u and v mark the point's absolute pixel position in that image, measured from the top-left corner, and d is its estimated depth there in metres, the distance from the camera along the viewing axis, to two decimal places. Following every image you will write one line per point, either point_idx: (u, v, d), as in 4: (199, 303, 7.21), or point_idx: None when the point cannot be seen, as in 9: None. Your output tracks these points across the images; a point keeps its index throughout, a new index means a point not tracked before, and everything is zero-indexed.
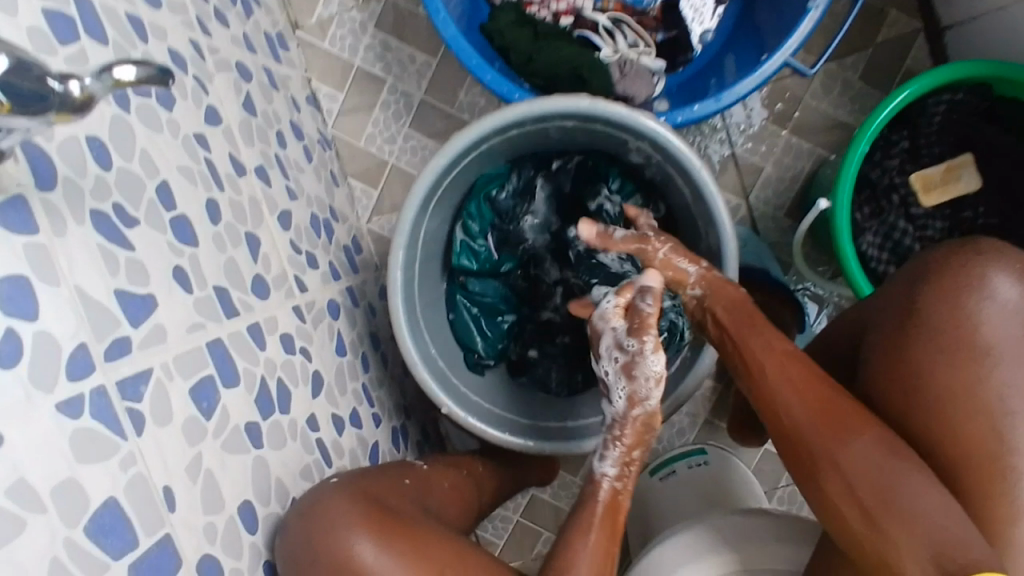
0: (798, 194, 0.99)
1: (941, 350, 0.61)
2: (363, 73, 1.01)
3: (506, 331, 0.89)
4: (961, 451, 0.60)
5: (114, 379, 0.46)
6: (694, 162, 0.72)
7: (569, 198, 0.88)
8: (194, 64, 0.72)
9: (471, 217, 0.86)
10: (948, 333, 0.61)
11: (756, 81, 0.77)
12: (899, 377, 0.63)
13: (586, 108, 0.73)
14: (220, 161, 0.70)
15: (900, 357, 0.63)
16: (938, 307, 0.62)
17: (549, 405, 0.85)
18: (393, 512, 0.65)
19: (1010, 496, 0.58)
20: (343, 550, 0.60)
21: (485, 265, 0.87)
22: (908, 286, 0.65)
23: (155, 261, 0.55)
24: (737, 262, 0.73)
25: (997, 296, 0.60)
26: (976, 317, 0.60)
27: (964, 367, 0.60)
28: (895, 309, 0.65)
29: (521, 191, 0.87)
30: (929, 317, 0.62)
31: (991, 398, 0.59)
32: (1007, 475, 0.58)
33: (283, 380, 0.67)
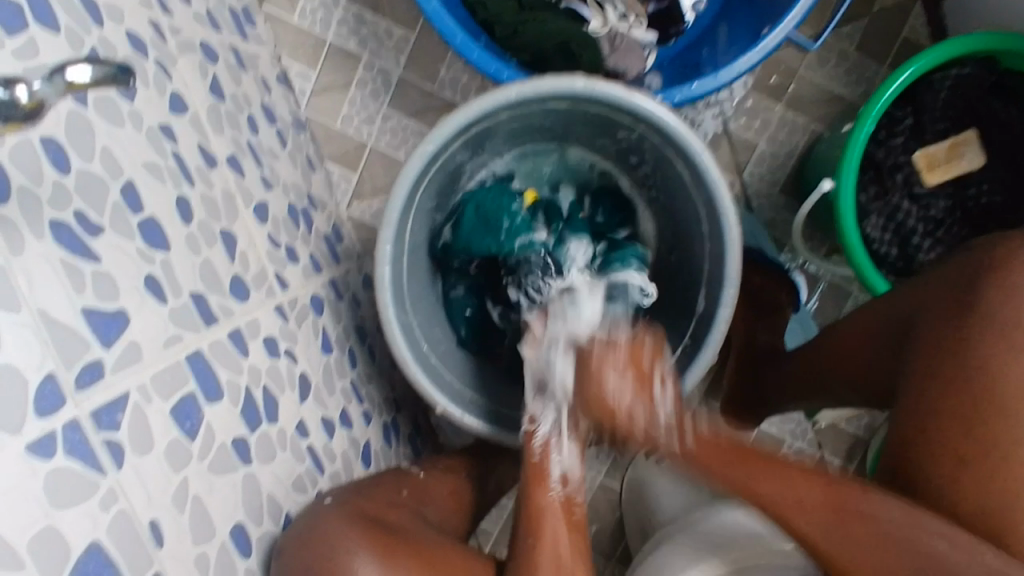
0: (792, 170, 0.97)
1: (998, 339, 0.61)
2: (337, 49, 0.95)
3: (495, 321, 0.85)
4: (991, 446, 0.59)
5: (89, 410, 0.42)
6: (696, 144, 0.69)
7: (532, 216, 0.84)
8: (155, 47, 0.66)
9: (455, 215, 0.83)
10: (1005, 325, 0.61)
11: (756, 57, 0.74)
12: (947, 375, 0.62)
13: (581, 88, 0.68)
14: (189, 153, 0.65)
15: (954, 351, 0.62)
16: (995, 299, 0.62)
17: None
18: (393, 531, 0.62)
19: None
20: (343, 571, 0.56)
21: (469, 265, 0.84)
22: (960, 286, 0.65)
23: (126, 272, 0.51)
24: (740, 246, 0.70)
25: None
26: None
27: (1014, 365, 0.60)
28: (941, 306, 0.65)
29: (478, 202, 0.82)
30: (986, 308, 0.62)
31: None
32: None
33: (268, 389, 0.63)
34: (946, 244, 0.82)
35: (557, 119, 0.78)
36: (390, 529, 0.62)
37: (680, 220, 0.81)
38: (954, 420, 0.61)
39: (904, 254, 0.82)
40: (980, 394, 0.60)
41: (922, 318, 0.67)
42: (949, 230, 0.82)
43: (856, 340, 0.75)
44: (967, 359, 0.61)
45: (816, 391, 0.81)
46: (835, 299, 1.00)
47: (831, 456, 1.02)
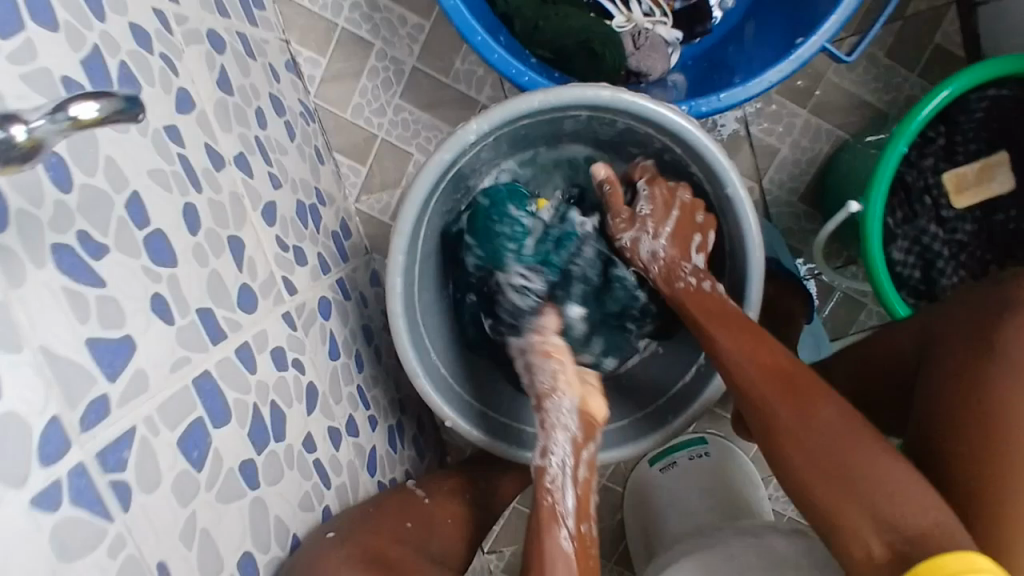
0: (813, 178, 0.94)
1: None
2: (348, 35, 0.91)
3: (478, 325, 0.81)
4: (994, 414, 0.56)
5: (93, 452, 0.41)
6: (723, 162, 0.66)
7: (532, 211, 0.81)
8: (160, 39, 0.62)
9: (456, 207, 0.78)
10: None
11: (788, 68, 0.70)
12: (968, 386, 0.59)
13: (606, 98, 0.65)
14: (195, 155, 0.62)
15: (977, 370, 0.59)
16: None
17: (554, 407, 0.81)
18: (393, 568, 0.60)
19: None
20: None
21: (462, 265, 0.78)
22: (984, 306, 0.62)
23: (131, 294, 0.48)
24: (762, 273, 0.68)
25: None
26: None
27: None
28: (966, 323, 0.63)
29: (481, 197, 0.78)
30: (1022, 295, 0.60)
31: None
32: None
33: (276, 404, 0.62)
34: (969, 269, 0.80)
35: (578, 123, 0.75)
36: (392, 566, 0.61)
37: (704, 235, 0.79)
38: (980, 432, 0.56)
39: (928, 277, 0.80)
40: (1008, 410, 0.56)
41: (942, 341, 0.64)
42: (972, 253, 0.80)
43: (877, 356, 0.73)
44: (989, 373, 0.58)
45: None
46: (849, 311, 0.98)
47: None
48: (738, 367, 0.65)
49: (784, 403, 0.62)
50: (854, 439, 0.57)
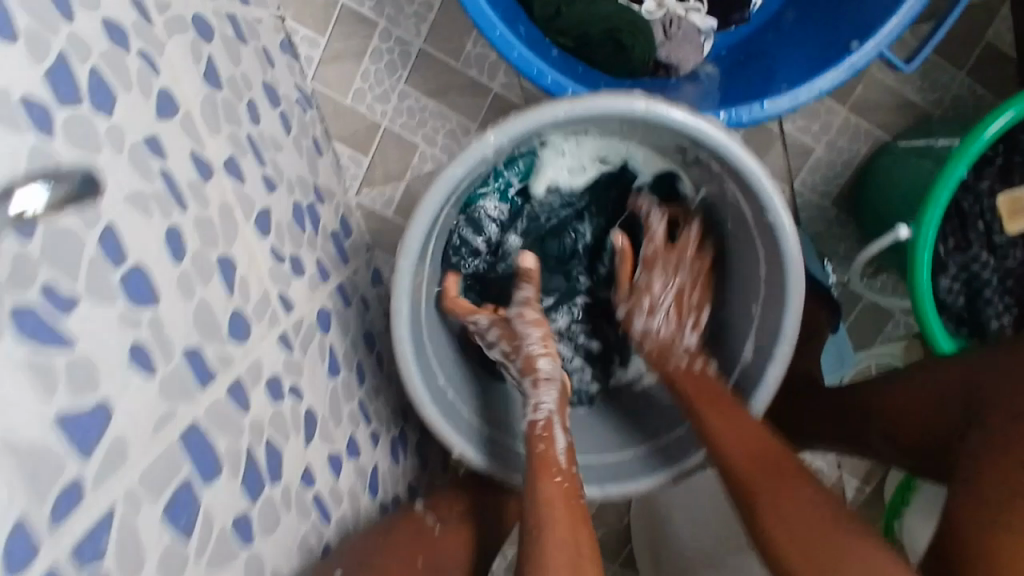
0: (848, 181, 0.88)
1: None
2: (350, 13, 0.83)
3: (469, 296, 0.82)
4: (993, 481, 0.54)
5: (67, 547, 0.36)
6: (766, 185, 0.60)
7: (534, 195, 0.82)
8: (139, 34, 0.55)
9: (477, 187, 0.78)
10: None
11: (842, 75, 0.64)
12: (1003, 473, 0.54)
13: (639, 111, 0.59)
14: (180, 167, 0.56)
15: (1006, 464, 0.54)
16: None
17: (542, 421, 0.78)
18: None
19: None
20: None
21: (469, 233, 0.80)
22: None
23: (109, 347, 0.43)
24: (801, 302, 0.63)
25: None
26: None
27: None
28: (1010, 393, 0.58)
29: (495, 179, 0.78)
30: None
31: None
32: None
33: (272, 442, 0.57)
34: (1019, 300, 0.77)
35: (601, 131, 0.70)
36: None
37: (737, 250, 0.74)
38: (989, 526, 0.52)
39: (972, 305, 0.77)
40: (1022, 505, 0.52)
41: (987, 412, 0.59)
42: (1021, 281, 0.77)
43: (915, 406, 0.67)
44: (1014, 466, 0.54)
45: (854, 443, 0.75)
46: (875, 321, 0.94)
47: (850, 475, 1.00)
48: (721, 438, 0.65)
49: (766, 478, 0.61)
50: (829, 529, 0.56)
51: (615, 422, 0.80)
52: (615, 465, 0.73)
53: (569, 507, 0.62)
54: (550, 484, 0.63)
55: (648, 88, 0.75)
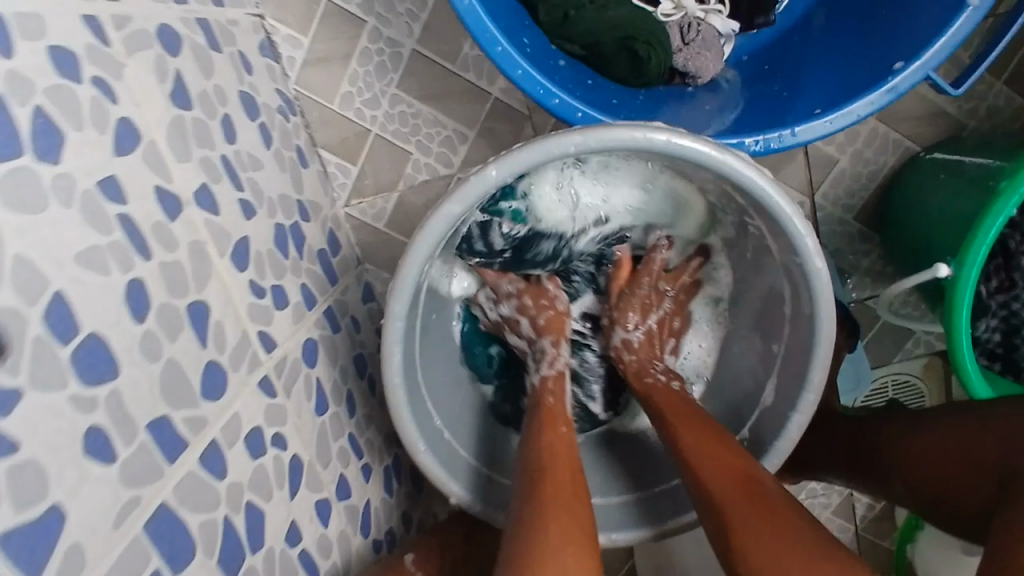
0: (873, 194, 0.82)
1: None
2: (336, 9, 0.75)
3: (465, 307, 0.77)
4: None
5: None
6: (798, 227, 0.55)
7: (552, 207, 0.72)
8: (92, 57, 0.48)
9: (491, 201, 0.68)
10: None
11: (883, 99, 0.59)
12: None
13: (660, 148, 0.53)
14: (143, 208, 0.50)
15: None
16: None
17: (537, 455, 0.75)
18: None
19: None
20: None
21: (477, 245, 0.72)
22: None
23: (60, 440, 0.38)
24: (830, 349, 0.59)
25: None
26: None
27: None
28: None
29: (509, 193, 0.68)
30: None
31: None
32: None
33: (253, 504, 0.53)
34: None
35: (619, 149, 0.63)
36: None
37: (756, 281, 0.70)
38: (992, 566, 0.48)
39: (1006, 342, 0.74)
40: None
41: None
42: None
43: (936, 458, 0.64)
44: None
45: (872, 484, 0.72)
46: (893, 340, 0.89)
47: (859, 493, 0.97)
48: (693, 457, 0.61)
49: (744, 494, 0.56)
50: (804, 551, 0.51)
51: (614, 455, 0.77)
52: (609, 510, 0.70)
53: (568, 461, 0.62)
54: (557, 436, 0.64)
55: (662, 101, 0.70)
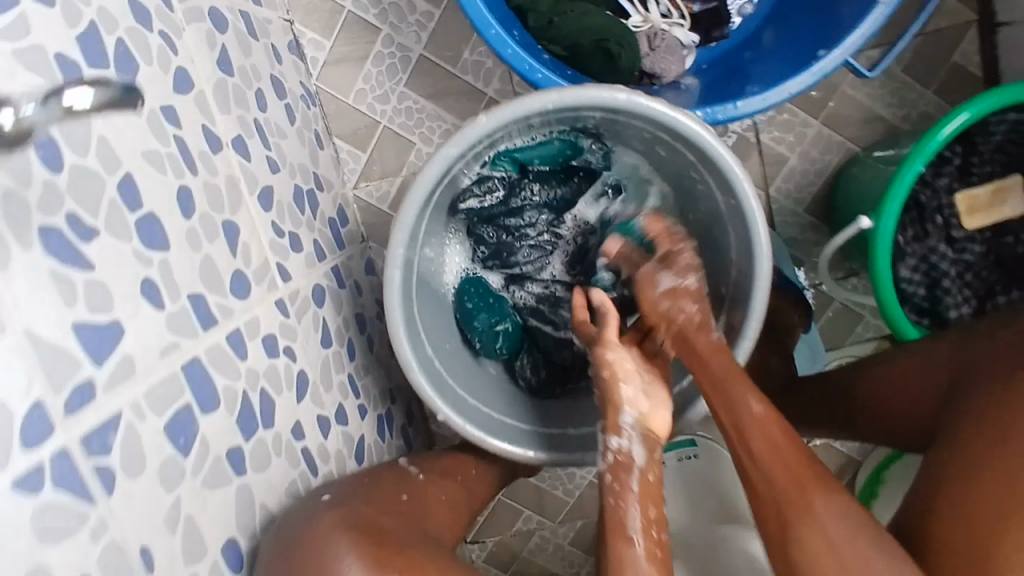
0: (820, 191, 0.92)
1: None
2: (355, 19, 0.89)
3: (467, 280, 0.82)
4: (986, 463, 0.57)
5: (79, 436, 0.40)
6: (738, 173, 0.65)
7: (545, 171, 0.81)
8: (160, 16, 0.61)
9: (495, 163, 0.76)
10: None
11: (811, 79, 0.69)
12: (985, 426, 0.60)
13: (622, 103, 0.63)
14: (192, 137, 0.61)
15: (1005, 399, 0.60)
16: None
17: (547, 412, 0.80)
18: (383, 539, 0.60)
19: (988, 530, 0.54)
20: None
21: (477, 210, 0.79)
22: (1008, 365, 0.62)
23: (121, 278, 0.48)
24: (768, 286, 0.67)
25: None
26: None
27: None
28: (995, 369, 0.63)
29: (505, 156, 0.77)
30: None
31: None
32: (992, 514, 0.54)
33: (265, 391, 0.62)
34: (976, 291, 0.80)
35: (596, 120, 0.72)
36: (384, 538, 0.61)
37: (704, 247, 0.78)
38: (997, 504, 0.56)
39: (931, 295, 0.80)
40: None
41: (978, 374, 0.65)
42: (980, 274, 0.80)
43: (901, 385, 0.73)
44: (1003, 418, 0.59)
45: (849, 428, 0.81)
46: (846, 323, 0.97)
47: None
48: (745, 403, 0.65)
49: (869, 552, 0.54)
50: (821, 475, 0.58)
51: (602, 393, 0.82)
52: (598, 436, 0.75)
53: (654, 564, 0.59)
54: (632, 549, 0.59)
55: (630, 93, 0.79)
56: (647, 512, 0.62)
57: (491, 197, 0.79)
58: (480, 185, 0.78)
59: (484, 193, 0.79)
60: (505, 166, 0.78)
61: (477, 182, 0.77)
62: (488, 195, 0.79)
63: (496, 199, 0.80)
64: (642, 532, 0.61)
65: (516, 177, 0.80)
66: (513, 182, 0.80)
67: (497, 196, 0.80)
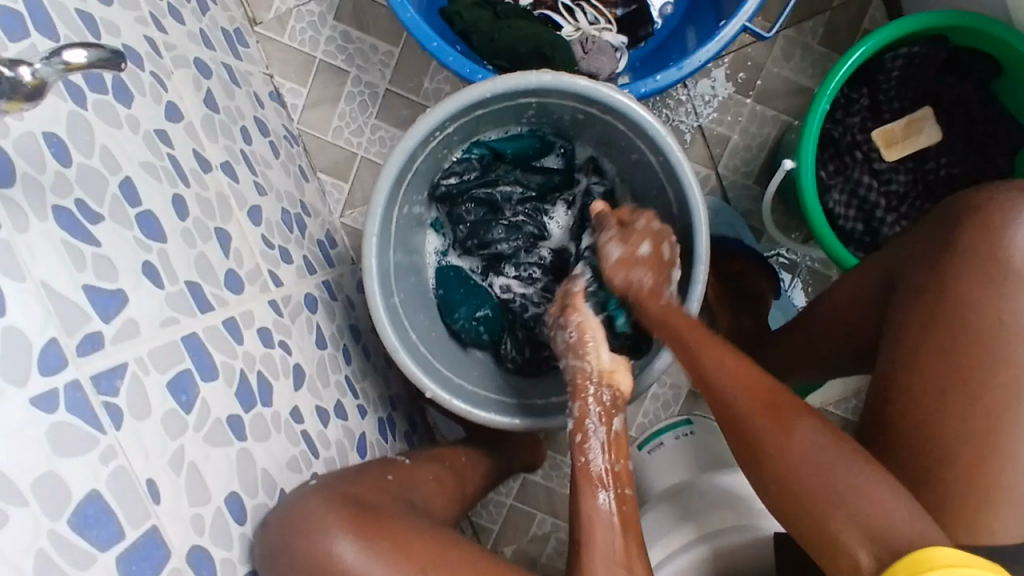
0: (763, 163, 1.00)
1: (933, 329, 0.61)
2: (326, 65, 1.01)
3: (449, 265, 0.90)
4: (939, 397, 0.60)
5: (89, 373, 0.46)
6: (660, 130, 0.72)
7: (516, 159, 0.89)
8: (150, 60, 0.70)
9: (471, 148, 0.86)
10: (957, 316, 0.61)
11: (716, 46, 0.81)
12: (926, 315, 0.62)
13: (549, 81, 0.73)
14: (183, 156, 0.69)
15: (935, 286, 0.62)
16: (960, 284, 0.61)
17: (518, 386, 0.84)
18: (371, 511, 0.64)
19: (982, 441, 0.59)
20: (326, 558, 0.60)
21: (455, 192, 0.87)
22: (928, 255, 0.65)
23: (124, 257, 0.54)
24: (708, 225, 0.73)
25: (1001, 256, 0.60)
26: (990, 288, 0.60)
27: (954, 341, 0.60)
28: (919, 262, 0.65)
29: (481, 143, 0.87)
30: (954, 296, 0.61)
31: (977, 347, 0.60)
32: (979, 433, 0.59)
33: (262, 373, 0.66)
34: (908, 216, 0.92)
35: (542, 108, 0.81)
36: (371, 509, 0.64)
37: None
38: (971, 398, 0.59)
39: (870, 227, 0.92)
40: (967, 327, 0.60)
41: (905, 269, 0.67)
42: (911, 203, 0.92)
43: (842, 311, 0.76)
44: (935, 306, 0.62)
45: (816, 366, 0.83)
46: (816, 285, 1.02)
47: None
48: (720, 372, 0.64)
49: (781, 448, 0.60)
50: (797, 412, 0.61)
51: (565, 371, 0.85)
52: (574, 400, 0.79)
53: (622, 519, 0.64)
54: (594, 500, 0.64)
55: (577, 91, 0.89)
56: (609, 465, 0.67)
57: (469, 181, 0.88)
58: (459, 168, 0.87)
59: (464, 178, 0.87)
60: (479, 149, 0.87)
61: (457, 165, 0.87)
62: (467, 180, 0.87)
63: (474, 183, 0.88)
64: (608, 487, 0.65)
65: (491, 161, 0.88)
66: (486, 167, 0.88)
67: (474, 179, 0.88)
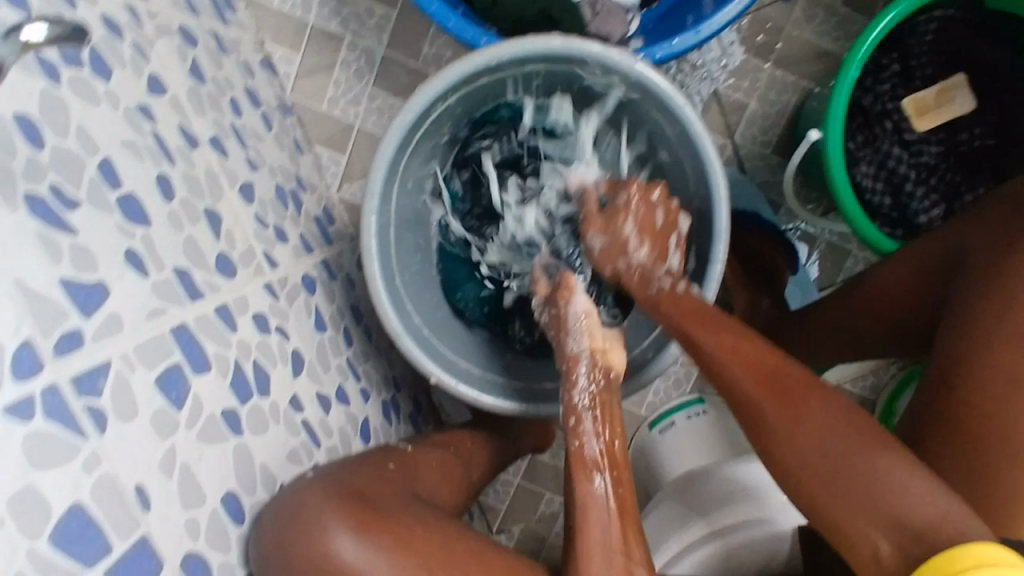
0: (783, 130, 0.95)
1: (1004, 317, 0.60)
2: (319, 31, 0.95)
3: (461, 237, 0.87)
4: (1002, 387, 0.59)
5: (69, 376, 0.43)
6: (676, 98, 0.68)
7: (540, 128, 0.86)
8: (131, 29, 0.66)
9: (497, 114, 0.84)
10: None
11: (735, 9, 0.76)
12: (997, 306, 0.61)
13: (558, 47, 0.68)
14: (168, 132, 0.65)
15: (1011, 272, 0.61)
16: None
17: (519, 367, 0.82)
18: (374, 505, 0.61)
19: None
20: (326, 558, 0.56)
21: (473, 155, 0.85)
22: (1003, 241, 0.63)
23: (106, 246, 0.51)
24: (728, 202, 0.68)
25: None
26: None
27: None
28: (992, 246, 0.64)
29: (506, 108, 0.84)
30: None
31: None
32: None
33: (259, 362, 0.63)
34: (940, 190, 0.88)
35: (556, 77, 0.77)
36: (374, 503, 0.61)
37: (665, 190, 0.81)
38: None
39: (898, 202, 0.88)
40: None
41: (973, 255, 0.66)
42: (942, 176, 0.88)
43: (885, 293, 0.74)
44: (1003, 300, 0.60)
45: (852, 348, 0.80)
46: (834, 261, 0.98)
47: None
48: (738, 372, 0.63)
49: (818, 478, 0.58)
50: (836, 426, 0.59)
51: None
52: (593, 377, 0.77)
53: (617, 507, 0.62)
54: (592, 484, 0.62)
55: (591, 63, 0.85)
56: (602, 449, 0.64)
57: (491, 146, 0.86)
58: (482, 129, 0.85)
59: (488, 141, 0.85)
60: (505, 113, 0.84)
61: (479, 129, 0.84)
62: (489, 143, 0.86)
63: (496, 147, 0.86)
64: (602, 471, 0.63)
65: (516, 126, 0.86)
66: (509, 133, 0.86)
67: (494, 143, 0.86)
